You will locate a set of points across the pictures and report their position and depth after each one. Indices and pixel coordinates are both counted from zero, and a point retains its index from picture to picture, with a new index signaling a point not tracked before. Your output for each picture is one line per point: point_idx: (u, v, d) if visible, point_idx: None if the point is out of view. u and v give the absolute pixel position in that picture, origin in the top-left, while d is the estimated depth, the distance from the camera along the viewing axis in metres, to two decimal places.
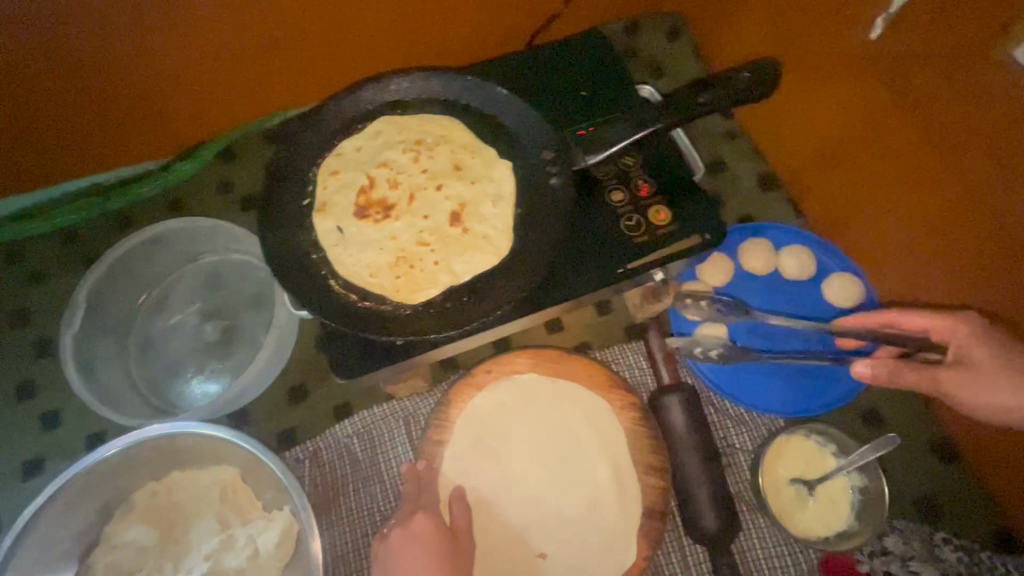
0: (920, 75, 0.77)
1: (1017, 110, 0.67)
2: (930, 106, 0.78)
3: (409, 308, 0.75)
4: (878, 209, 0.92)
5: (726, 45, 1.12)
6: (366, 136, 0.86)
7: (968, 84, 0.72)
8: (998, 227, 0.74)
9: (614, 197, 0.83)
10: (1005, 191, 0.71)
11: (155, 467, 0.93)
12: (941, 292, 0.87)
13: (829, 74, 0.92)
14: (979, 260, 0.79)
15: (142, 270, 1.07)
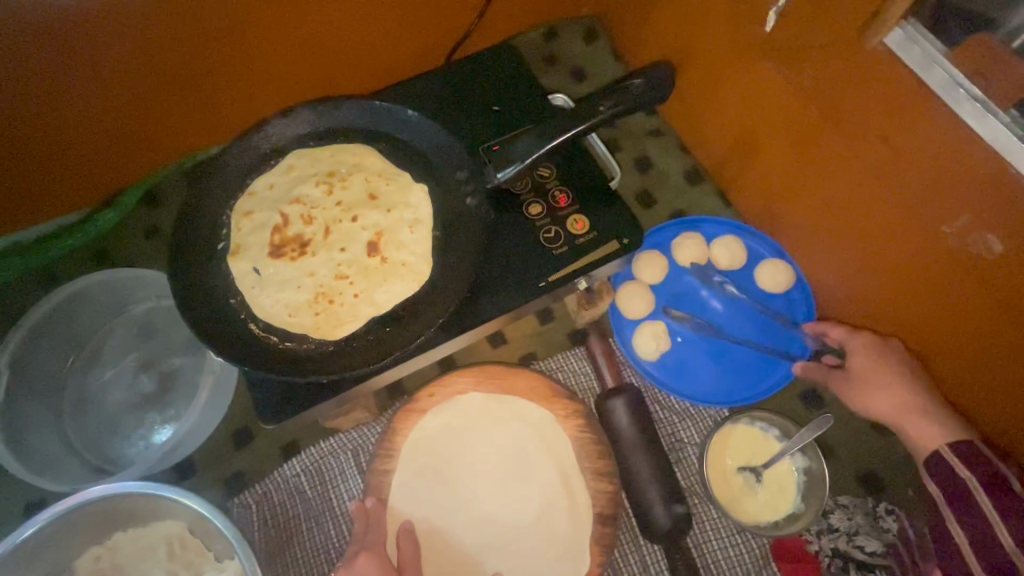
0: (811, 62, 0.80)
1: (899, 90, 0.70)
2: (822, 92, 0.80)
3: (332, 344, 0.74)
4: (792, 193, 0.95)
5: (641, 46, 1.13)
6: (278, 173, 0.85)
7: (853, 69, 0.75)
8: (897, 203, 0.77)
9: (532, 210, 0.83)
10: (899, 167, 0.74)
11: (96, 531, 0.90)
12: (854, 269, 0.91)
13: (732, 68, 0.93)
14: (885, 234, 0.82)
15: (68, 328, 1.04)
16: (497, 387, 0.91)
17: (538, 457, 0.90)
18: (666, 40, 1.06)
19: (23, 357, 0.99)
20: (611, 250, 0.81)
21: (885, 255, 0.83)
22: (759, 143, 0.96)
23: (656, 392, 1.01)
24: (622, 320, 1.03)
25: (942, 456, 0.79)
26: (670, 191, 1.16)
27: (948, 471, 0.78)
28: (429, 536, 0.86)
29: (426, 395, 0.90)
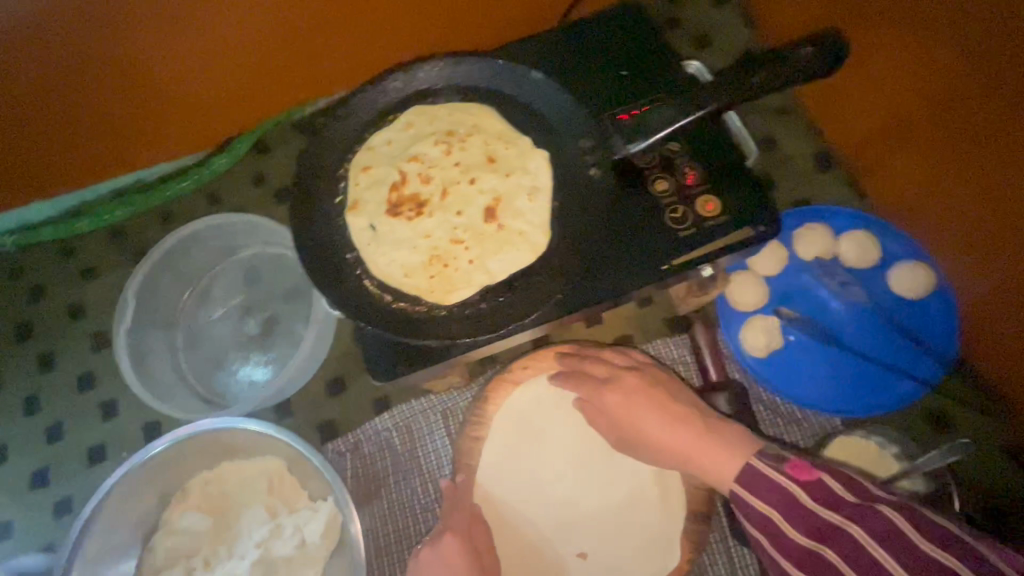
0: (988, 28, 0.67)
1: None
2: (1000, 66, 0.68)
3: (444, 309, 0.73)
4: (942, 182, 0.83)
5: (777, 11, 1.02)
6: (396, 129, 0.83)
7: None
8: None
9: (658, 187, 0.77)
10: None
11: (206, 458, 0.96)
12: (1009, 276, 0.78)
13: (886, 36, 0.82)
14: None
15: (184, 265, 1.10)
16: None
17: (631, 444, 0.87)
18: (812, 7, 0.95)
19: (146, 289, 1.05)
20: (743, 236, 0.75)
21: None
22: (906, 135, 0.86)
23: (759, 391, 0.96)
24: (728, 311, 0.97)
25: (740, 493, 0.65)
26: (796, 174, 1.05)
27: (853, 481, 0.62)
28: (514, 505, 0.86)
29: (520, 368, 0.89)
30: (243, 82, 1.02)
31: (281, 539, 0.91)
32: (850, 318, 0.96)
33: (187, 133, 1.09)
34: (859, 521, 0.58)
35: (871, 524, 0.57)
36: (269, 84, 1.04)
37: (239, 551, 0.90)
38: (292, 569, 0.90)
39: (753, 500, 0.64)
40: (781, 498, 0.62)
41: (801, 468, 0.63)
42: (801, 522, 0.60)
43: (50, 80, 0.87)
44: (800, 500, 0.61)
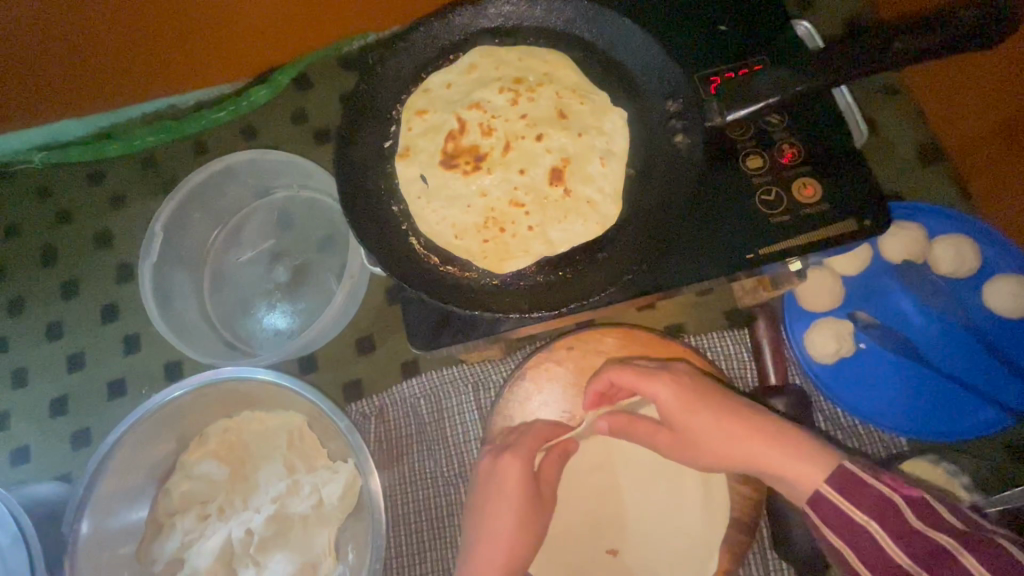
0: None
1: None
2: None
3: (497, 278, 0.66)
4: None
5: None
6: (458, 70, 0.74)
7: None
8: None
9: (750, 163, 0.68)
10: None
11: (226, 406, 0.93)
12: None
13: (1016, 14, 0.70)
14: None
15: (214, 202, 1.04)
16: (644, 356, 0.82)
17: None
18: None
19: (174, 222, 0.99)
20: (845, 229, 0.65)
21: None
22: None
23: (819, 399, 0.88)
24: (795, 309, 0.89)
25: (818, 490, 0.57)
26: (891, 165, 0.94)
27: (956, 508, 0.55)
28: None
29: (564, 348, 0.83)
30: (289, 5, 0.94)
31: (299, 496, 0.88)
32: (934, 332, 0.86)
33: (228, 58, 1.02)
34: (949, 534, 0.52)
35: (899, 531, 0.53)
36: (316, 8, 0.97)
37: (255, 503, 0.87)
38: (307, 528, 0.87)
39: (826, 509, 0.57)
40: (876, 502, 0.54)
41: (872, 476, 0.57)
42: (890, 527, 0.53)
43: None
44: (875, 505, 0.54)
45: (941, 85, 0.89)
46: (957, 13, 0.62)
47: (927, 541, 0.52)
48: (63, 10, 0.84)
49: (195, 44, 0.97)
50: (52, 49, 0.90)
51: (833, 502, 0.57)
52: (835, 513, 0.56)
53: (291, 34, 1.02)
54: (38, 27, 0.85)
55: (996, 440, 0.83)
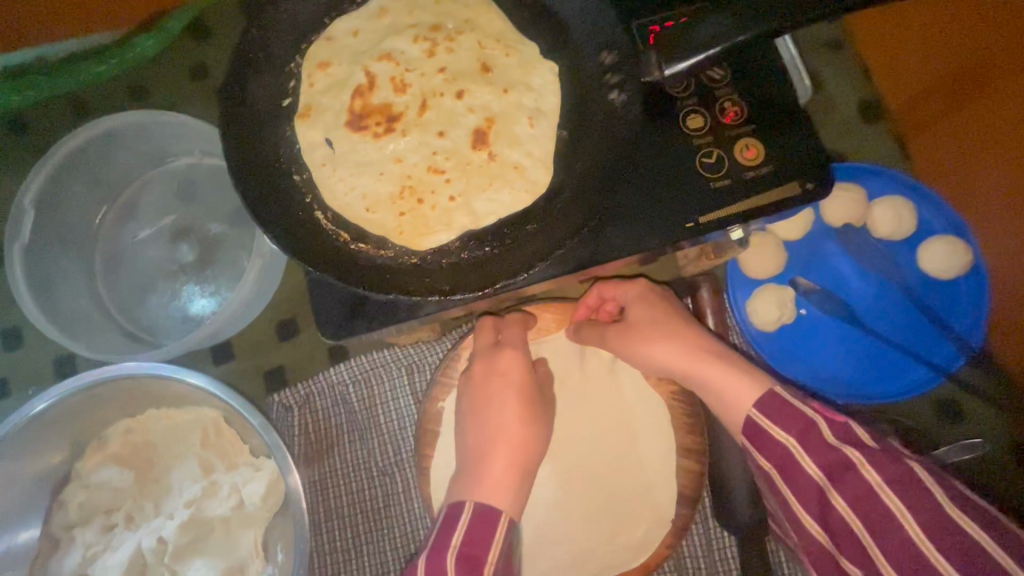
0: None
1: None
2: None
3: (415, 255, 0.59)
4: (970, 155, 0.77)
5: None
6: (365, 17, 0.65)
7: None
8: None
9: (690, 122, 0.62)
10: None
11: (126, 404, 0.83)
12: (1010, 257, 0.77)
13: None
14: None
15: (98, 172, 0.90)
16: None
17: (633, 377, 0.78)
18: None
19: (49, 197, 0.85)
20: (788, 194, 0.61)
21: None
22: (987, 76, 0.70)
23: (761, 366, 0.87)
24: (738, 276, 0.86)
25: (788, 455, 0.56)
26: (835, 124, 0.91)
27: (860, 494, 0.51)
28: None
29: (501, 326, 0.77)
30: None
31: (217, 498, 0.80)
32: (870, 294, 0.86)
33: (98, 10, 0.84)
34: (845, 478, 0.52)
35: (894, 469, 0.51)
36: None
37: (168, 509, 0.79)
38: (229, 531, 0.80)
39: (759, 438, 0.58)
40: (799, 426, 0.56)
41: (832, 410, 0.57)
42: (816, 454, 0.54)
43: None
44: (858, 548, 0.51)
45: (881, 38, 0.85)
46: None
47: (851, 490, 0.52)
48: None
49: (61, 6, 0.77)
50: None
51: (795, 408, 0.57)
52: (778, 417, 0.58)
53: None
54: None
55: (926, 398, 0.85)
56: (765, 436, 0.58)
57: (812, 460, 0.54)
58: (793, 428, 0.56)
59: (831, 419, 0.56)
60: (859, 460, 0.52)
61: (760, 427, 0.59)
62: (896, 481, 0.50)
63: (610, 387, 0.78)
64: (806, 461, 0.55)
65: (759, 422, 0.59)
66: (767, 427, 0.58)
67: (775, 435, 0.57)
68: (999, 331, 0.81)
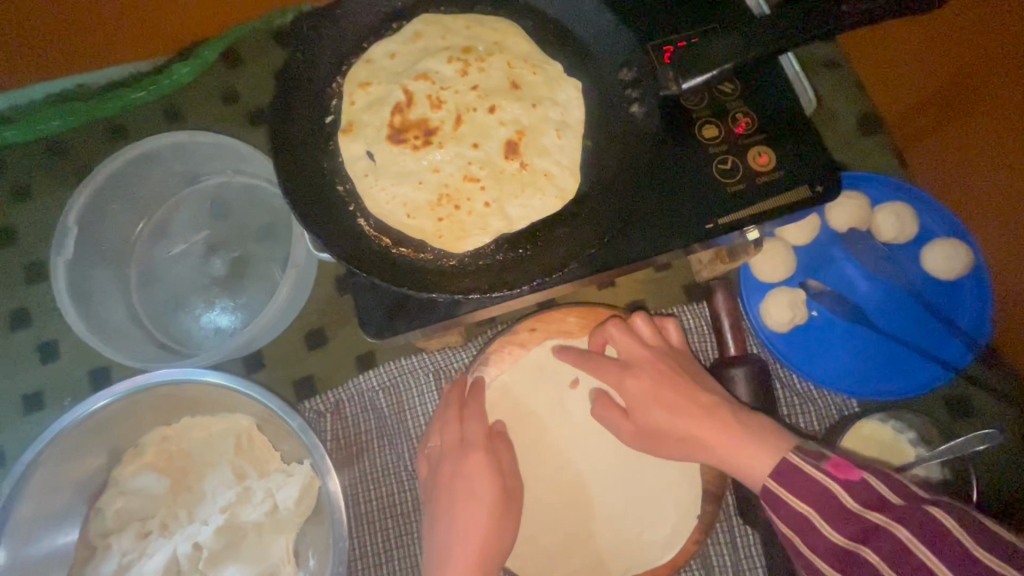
0: None
1: None
2: None
3: (453, 258, 0.63)
4: (966, 168, 0.82)
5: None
6: (401, 41, 0.70)
7: None
8: None
9: (705, 132, 0.67)
10: None
11: (162, 412, 0.85)
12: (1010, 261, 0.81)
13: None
14: None
15: (136, 191, 0.94)
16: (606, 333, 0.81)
17: None
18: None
19: (89, 216, 0.89)
20: (799, 198, 0.66)
21: None
22: (963, 100, 0.78)
23: (777, 367, 0.90)
24: (751, 280, 0.90)
25: (812, 524, 0.55)
26: (836, 136, 0.97)
27: (898, 555, 0.51)
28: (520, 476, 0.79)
29: (526, 329, 0.81)
30: None
31: (250, 504, 0.81)
32: (877, 297, 0.89)
33: (141, 35, 0.92)
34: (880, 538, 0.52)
35: (918, 523, 0.51)
36: None
37: (202, 515, 0.80)
38: (262, 536, 0.82)
39: (778, 506, 0.58)
40: (819, 491, 0.56)
41: (843, 467, 0.56)
42: (841, 524, 0.54)
43: None
44: None
45: (879, 56, 0.91)
46: None
47: (884, 548, 0.52)
48: None
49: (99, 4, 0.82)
50: None
51: (804, 477, 0.57)
52: (785, 487, 0.57)
53: (211, 10, 0.93)
54: None
55: (936, 395, 0.88)
56: (785, 505, 0.57)
57: (835, 529, 0.54)
58: (809, 489, 0.56)
59: (848, 483, 0.55)
60: (884, 519, 0.53)
61: (773, 495, 0.58)
62: (929, 536, 0.50)
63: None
64: (831, 528, 0.55)
65: (771, 489, 0.58)
66: (780, 494, 0.57)
67: (791, 504, 0.57)
68: (1003, 329, 0.85)
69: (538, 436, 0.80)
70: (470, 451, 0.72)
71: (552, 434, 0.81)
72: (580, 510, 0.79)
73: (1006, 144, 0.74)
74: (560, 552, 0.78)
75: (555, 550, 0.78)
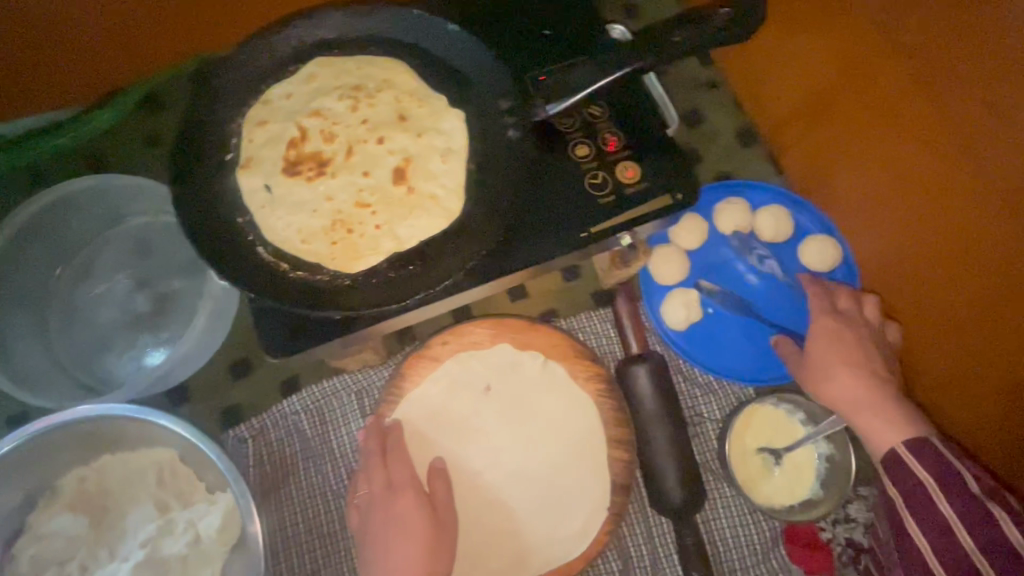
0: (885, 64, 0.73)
1: (955, 139, 0.67)
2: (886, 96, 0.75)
3: (348, 278, 0.68)
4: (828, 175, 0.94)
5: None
6: (297, 81, 0.75)
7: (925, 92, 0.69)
8: (922, 235, 0.78)
9: (578, 151, 0.74)
10: (929, 211, 0.75)
11: (80, 452, 0.85)
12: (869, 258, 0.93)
13: (817, 21, 0.82)
14: (901, 254, 0.84)
15: (55, 235, 0.96)
16: (514, 341, 0.87)
17: (561, 379, 0.86)
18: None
19: (5, 262, 0.91)
20: (662, 205, 0.73)
21: (895, 266, 0.86)
22: (826, 104, 0.87)
23: (680, 364, 0.96)
24: (652, 284, 0.96)
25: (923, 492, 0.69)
26: (720, 149, 1.07)
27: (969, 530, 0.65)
28: None
29: (439, 343, 0.85)
30: (120, 41, 0.92)
31: (173, 535, 0.82)
32: (763, 292, 0.98)
33: (54, 85, 0.95)
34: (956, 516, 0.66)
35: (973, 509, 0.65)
36: (154, 43, 0.95)
37: (122, 552, 0.81)
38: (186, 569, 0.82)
39: (899, 466, 0.72)
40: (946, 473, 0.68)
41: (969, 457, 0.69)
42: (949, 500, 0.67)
43: None
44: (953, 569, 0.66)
45: (750, 76, 1.01)
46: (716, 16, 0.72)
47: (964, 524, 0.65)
48: None
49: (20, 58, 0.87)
50: None
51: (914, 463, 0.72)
52: (904, 469, 0.72)
53: (123, 59, 0.96)
54: None
55: None
56: (904, 468, 0.71)
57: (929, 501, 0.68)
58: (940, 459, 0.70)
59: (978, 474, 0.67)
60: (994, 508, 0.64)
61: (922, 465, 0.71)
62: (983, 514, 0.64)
63: (546, 388, 0.86)
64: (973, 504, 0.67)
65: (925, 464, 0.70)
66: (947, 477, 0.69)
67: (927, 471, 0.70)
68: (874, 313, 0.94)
69: (454, 444, 0.85)
70: (397, 494, 0.78)
71: (468, 440, 0.85)
72: (497, 512, 0.83)
73: (848, 147, 0.86)
74: (480, 555, 0.81)
75: (475, 554, 0.81)
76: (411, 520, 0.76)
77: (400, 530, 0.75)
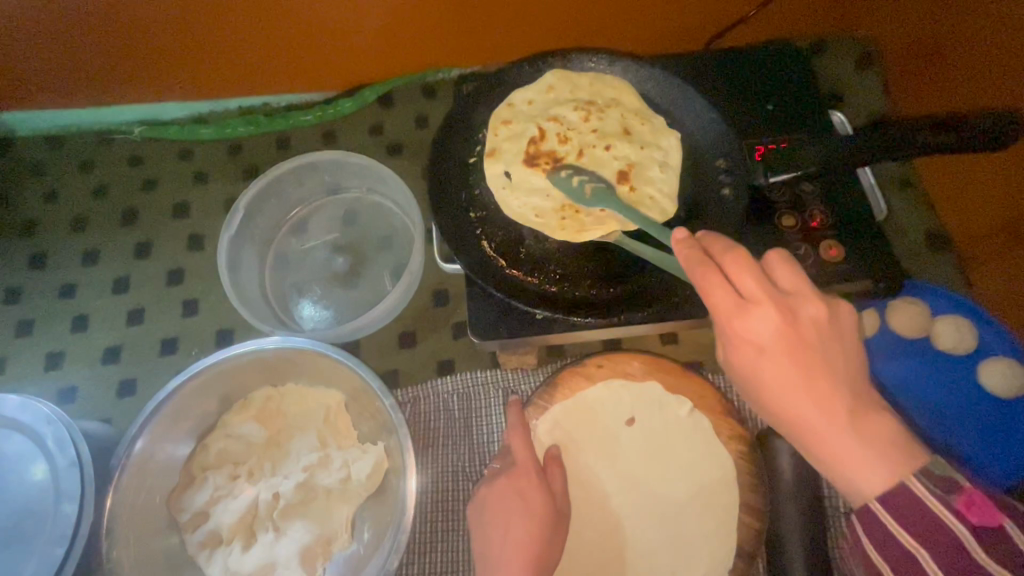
0: None
1: None
2: None
3: (553, 285, 0.77)
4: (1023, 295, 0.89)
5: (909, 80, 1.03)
6: (538, 91, 0.87)
7: None
8: None
9: (784, 221, 0.78)
10: None
11: (271, 376, 1.00)
12: None
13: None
14: None
15: (291, 192, 1.15)
16: (664, 381, 0.90)
17: (705, 430, 0.88)
18: (930, 54, 0.96)
19: (254, 204, 1.10)
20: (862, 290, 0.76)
21: None
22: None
23: None
24: None
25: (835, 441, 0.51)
26: (904, 245, 1.05)
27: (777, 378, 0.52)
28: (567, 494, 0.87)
29: (595, 364, 0.91)
30: (383, 49, 1.11)
31: (328, 469, 0.92)
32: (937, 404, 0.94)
33: (321, 70, 1.15)
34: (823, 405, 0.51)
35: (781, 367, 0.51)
36: (408, 55, 1.14)
37: (285, 470, 0.92)
38: (329, 502, 0.91)
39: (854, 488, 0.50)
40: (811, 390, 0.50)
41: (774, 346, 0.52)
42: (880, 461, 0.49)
43: (226, 21, 1.01)
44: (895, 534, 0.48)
45: (950, 181, 1.01)
46: (971, 122, 0.71)
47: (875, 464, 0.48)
48: (194, 23, 1.01)
49: (300, 40, 1.07)
50: (181, 47, 1.06)
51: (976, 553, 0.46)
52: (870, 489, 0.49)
53: (377, 59, 1.14)
54: (181, 33, 1.03)
55: None
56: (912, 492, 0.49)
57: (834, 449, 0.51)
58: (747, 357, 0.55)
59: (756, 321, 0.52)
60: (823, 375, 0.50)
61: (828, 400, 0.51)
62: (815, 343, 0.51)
63: (687, 434, 0.89)
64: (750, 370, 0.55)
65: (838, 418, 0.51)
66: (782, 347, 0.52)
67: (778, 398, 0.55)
68: None
69: (590, 463, 0.88)
70: (519, 475, 0.80)
71: (605, 461, 0.88)
72: (618, 541, 0.84)
73: None
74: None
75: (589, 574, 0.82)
76: (531, 497, 0.78)
77: (522, 509, 0.77)
